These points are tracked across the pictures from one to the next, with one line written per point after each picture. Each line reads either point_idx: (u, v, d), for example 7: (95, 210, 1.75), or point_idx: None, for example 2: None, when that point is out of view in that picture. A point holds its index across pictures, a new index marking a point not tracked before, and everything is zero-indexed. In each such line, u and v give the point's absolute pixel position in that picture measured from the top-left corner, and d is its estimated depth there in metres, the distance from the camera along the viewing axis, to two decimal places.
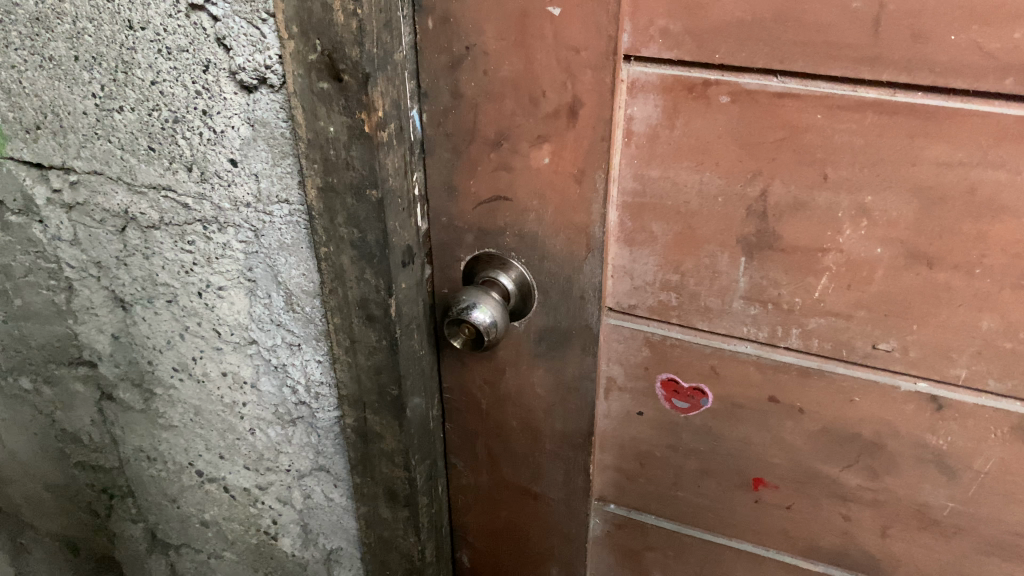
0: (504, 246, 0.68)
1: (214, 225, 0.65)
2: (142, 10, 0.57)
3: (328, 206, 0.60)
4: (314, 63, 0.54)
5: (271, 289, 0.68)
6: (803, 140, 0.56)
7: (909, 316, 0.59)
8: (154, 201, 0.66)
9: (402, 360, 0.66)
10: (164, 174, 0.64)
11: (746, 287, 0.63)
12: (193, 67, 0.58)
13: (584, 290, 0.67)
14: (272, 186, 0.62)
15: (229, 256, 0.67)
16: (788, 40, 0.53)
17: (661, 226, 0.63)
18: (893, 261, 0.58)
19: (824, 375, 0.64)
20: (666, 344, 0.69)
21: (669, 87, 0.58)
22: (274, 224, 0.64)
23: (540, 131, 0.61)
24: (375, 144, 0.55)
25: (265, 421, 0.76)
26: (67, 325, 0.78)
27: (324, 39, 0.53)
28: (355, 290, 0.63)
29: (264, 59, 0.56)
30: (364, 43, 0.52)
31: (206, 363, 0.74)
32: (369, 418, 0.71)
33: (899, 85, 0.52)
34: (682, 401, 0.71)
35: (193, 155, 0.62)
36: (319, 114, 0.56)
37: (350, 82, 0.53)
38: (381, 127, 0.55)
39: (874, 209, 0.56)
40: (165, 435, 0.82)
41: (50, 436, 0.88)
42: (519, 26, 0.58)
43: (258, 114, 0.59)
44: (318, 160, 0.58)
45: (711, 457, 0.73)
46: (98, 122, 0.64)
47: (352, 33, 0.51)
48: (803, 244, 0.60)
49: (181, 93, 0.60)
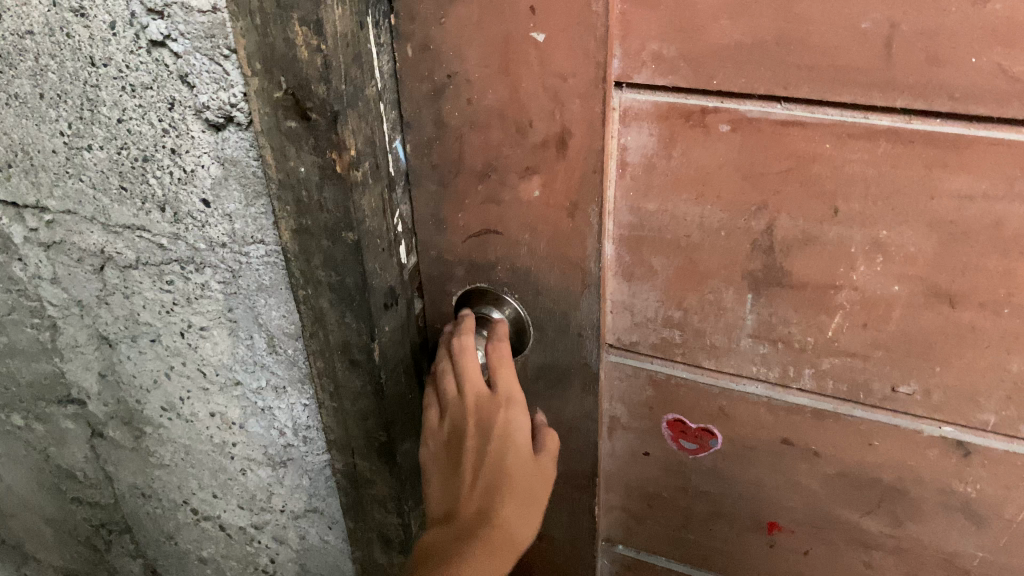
0: (497, 281, 0.64)
1: (191, 265, 0.62)
2: (102, 46, 0.54)
3: (304, 247, 0.56)
4: (279, 101, 0.50)
5: (252, 330, 0.64)
6: (811, 171, 0.52)
7: (931, 356, 0.55)
8: (129, 240, 0.63)
9: (389, 405, 0.63)
10: (137, 215, 0.61)
11: (754, 324, 0.59)
12: (158, 104, 0.55)
13: (582, 327, 0.63)
14: (246, 227, 0.59)
15: (209, 297, 0.64)
16: (792, 64, 0.48)
17: (661, 260, 0.59)
18: (912, 298, 0.53)
19: (841, 418, 0.60)
20: (671, 382, 0.64)
21: (664, 115, 0.54)
22: (251, 265, 0.61)
23: (529, 162, 0.57)
24: (349, 185, 0.52)
25: (255, 462, 0.73)
26: (53, 363, 0.76)
27: (289, 76, 0.49)
28: (337, 333, 0.60)
29: (230, 96, 0.53)
30: (331, 80, 0.48)
31: (194, 403, 0.72)
32: (360, 464, 0.68)
33: (913, 112, 0.47)
34: (690, 442, 0.67)
35: (165, 196, 0.59)
36: (289, 154, 0.53)
37: (318, 120, 0.50)
38: (354, 167, 0.51)
39: (890, 244, 0.52)
40: (157, 473, 0.79)
41: (46, 471, 0.86)
42: (503, 52, 0.54)
43: (228, 153, 0.55)
44: (291, 201, 0.55)
45: (722, 499, 0.68)
46: (68, 160, 0.61)
47: (317, 70, 0.48)
48: (814, 281, 0.55)
49: (148, 132, 0.56)
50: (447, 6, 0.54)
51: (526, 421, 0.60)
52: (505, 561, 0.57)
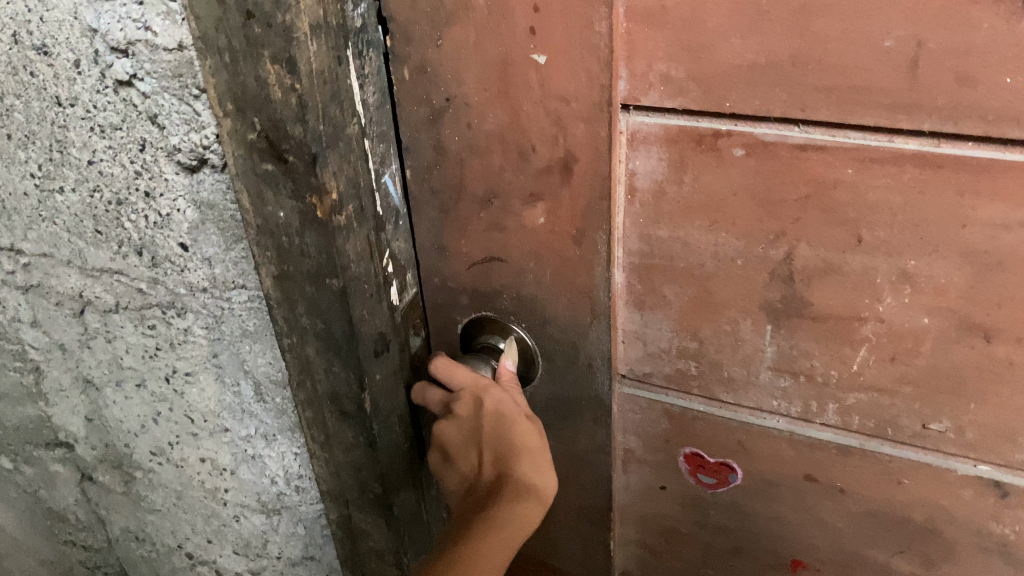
0: (502, 309, 0.61)
1: (172, 310, 0.61)
2: (69, 86, 0.52)
3: (287, 293, 0.55)
4: (254, 142, 0.48)
5: (238, 376, 0.63)
6: (831, 197, 0.48)
7: (964, 393, 0.51)
8: (107, 285, 0.61)
9: (382, 456, 0.61)
10: (114, 258, 0.59)
11: (774, 357, 0.55)
12: (129, 146, 0.53)
13: (592, 358, 0.60)
14: (227, 271, 0.57)
15: (193, 341, 0.62)
16: (808, 84, 0.45)
17: (674, 289, 0.56)
18: (942, 332, 0.50)
19: (867, 454, 0.56)
20: (687, 415, 0.61)
21: (674, 139, 0.51)
22: (234, 311, 0.59)
23: (532, 188, 0.55)
24: (331, 230, 0.49)
25: (248, 509, 0.72)
26: (39, 406, 0.74)
27: (262, 116, 0.46)
28: (326, 383, 0.58)
29: (201, 137, 0.51)
30: (307, 120, 0.45)
31: (183, 449, 0.70)
32: (355, 514, 0.67)
33: (943, 134, 0.44)
34: (708, 476, 0.63)
35: (141, 239, 0.57)
36: (267, 198, 0.50)
37: (296, 162, 0.47)
38: (335, 212, 0.49)
39: (918, 275, 0.49)
40: (150, 518, 0.78)
41: (38, 513, 0.85)
42: (502, 74, 0.51)
43: (204, 195, 0.54)
44: (271, 246, 0.53)
45: (742, 536, 0.65)
46: (41, 203, 0.59)
47: (292, 110, 0.45)
48: (837, 312, 0.52)
49: (120, 173, 0.54)
50: (443, 27, 0.51)
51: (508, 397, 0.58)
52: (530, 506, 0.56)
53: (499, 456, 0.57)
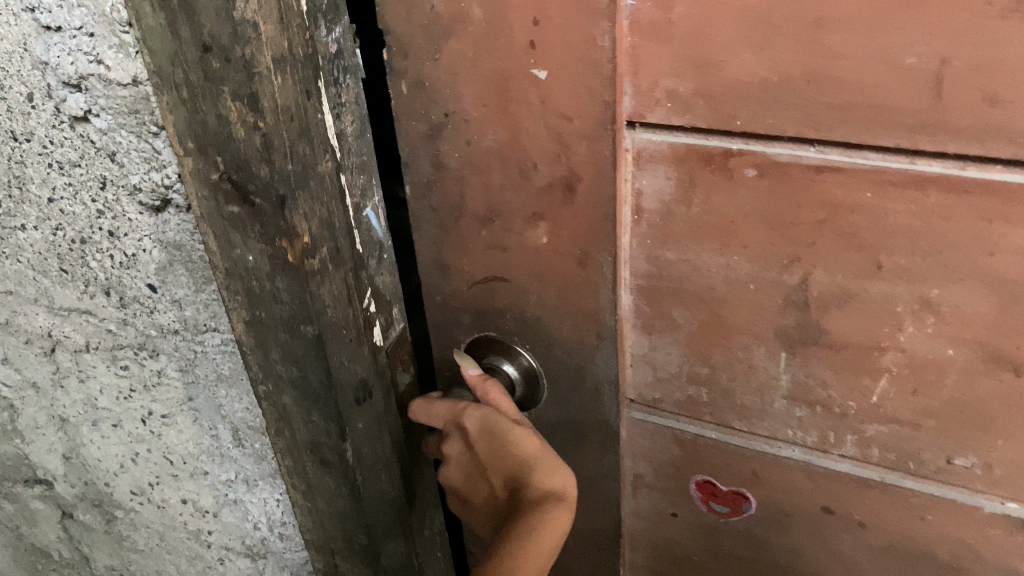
0: (505, 330, 0.59)
1: (145, 352, 0.62)
2: (24, 121, 0.52)
3: (262, 340, 0.54)
4: (218, 182, 0.47)
5: (215, 420, 0.65)
6: (848, 221, 0.45)
7: (991, 427, 0.48)
8: (76, 324, 0.63)
9: (365, 505, 0.61)
10: (82, 298, 0.60)
11: (789, 385, 0.52)
12: (89, 184, 0.53)
13: (599, 382, 0.58)
14: (198, 314, 0.58)
15: (168, 383, 0.63)
16: (822, 103, 0.43)
17: (683, 313, 0.53)
18: (968, 364, 0.47)
19: (887, 487, 0.53)
20: (698, 442, 0.58)
21: (682, 157, 0.48)
22: (208, 355, 0.60)
23: (534, 208, 0.52)
24: (304, 275, 0.48)
25: (233, 552, 0.76)
26: (16, 444, 0.76)
27: (226, 156, 0.45)
28: (305, 431, 0.58)
29: (162, 177, 0.51)
30: (274, 159, 0.44)
31: (164, 489, 0.73)
32: (341, 564, 0.68)
33: (968, 157, 0.41)
34: (720, 504, 0.61)
35: (109, 280, 0.58)
36: (235, 242, 0.49)
37: (263, 205, 0.46)
38: (308, 255, 0.48)
39: (942, 304, 0.46)
40: (133, 557, 0.81)
41: (20, 548, 0.88)
42: (501, 89, 0.49)
43: (170, 237, 0.54)
44: (242, 291, 0.52)
45: (757, 566, 0.62)
46: (6, 241, 0.60)
47: (257, 149, 0.44)
48: (854, 341, 0.49)
49: (82, 213, 0.55)
50: (439, 41, 0.49)
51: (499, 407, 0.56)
52: (558, 512, 0.54)
53: (505, 472, 0.55)
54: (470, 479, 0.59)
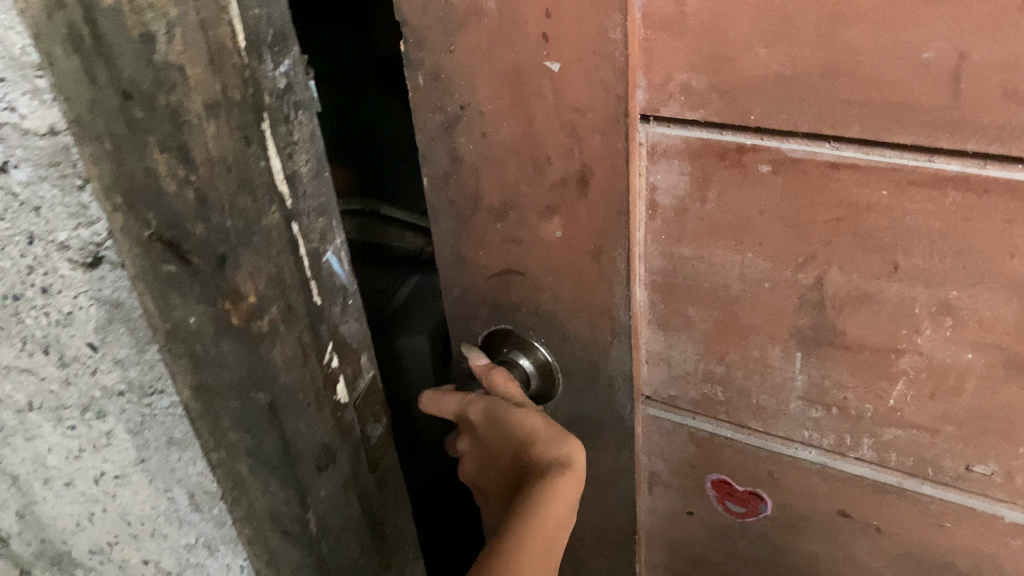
0: (521, 324, 0.59)
1: (90, 411, 0.61)
2: None
3: (211, 407, 0.61)
4: (150, 240, 0.50)
5: (167, 479, 0.67)
6: (866, 221, 0.44)
7: (1013, 436, 0.46)
8: (16, 383, 0.59)
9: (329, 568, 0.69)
10: (17, 356, 0.57)
11: (805, 386, 0.52)
12: (14, 238, 0.51)
13: (614, 378, 0.57)
14: (144, 372, 0.61)
15: (114, 443, 0.64)
16: (840, 98, 0.41)
17: (698, 311, 0.53)
18: (989, 369, 0.45)
19: (905, 493, 0.52)
20: (714, 441, 0.58)
21: (696, 153, 0.47)
22: (157, 414, 0.63)
23: (548, 202, 0.52)
24: (252, 335, 0.53)
25: None
26: None
27: (158, 213, 0.48)
28: (260, 493, 0.65)
29: (90, 233, 0.53)
30: (210, 219, 0.48)
31: (124, 550, 0.71)
32: None
33: (988, 156, 0.40)
34: (737, 505, 0.60)
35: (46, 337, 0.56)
36: (175, 303, 0.54)
37: (201, 264, 0.50)
38: (255, 314, 0.52)
39: (962, 307, 0.44)
40: None
41: None
42: (515, 82, 0.49)
43: (106, 292, 0.56)
44: (185, 356, 0.57)
45: (774, 568, 0.62)
46: None
47: (192, 206, 0.47)
48: (872, 343, 0.48)
49: (9, 269, 0.53)
50: (454, 33, 0.49)
51: (509, 393, 0.55)
52: (558, 480, 0.50)
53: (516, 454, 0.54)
54: (487, 469, 0.58)
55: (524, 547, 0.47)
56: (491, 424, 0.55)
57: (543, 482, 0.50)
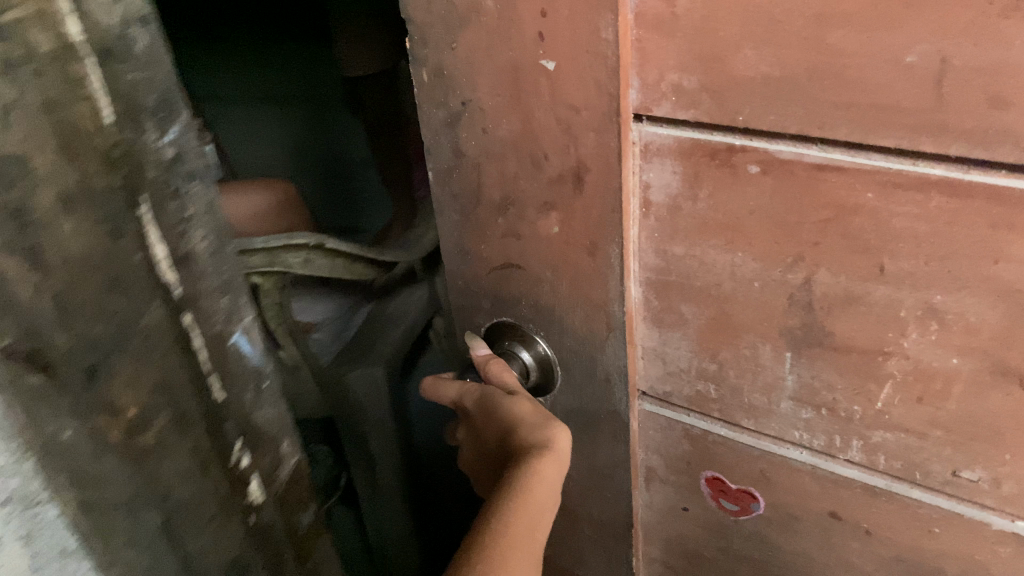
0: (521, 317, 0.60)
1: None
2: None
3: (228, 544, 0.40)
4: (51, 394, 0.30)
5: None
6: (853, 223, 0.45)
7: (1001, 442, 0.46)
8: None
9: None
10: None
11: (796, 386, 0.52)
12: None
13: (610, 373, 0.58)
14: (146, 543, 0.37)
15: None
16: (826, 100, 0.42)
17: (691, 308, 0.53)
18: (976, 375, 0.45)
19: (895, 497, 0.52)
20: (708, 439, 0.59)
21: (688, 152, 0.48)
22: None
23: (546, 197, 0.53)
24: (231, 457, 0.40)
25: None
26: None
27: (53, 344, 0.29)
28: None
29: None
30: (126, 342, 0.32)
31: None
32: None
33: (971, 160, 0.40)
34: (730, 503, 0.61)
35: None
36: (167, 429, 0.35)
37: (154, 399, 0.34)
38: (220, 418, 0.39)
39: (948, 311, 0.44)
40: None
41: None
42: (514, 80, 0.50)
43: (49, 514, 0.32)
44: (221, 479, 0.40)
45: (767, 568, 0.62)
46: None
47: (81, 318, 0.30)
48: (860, 345, 0.48)
49: None
50: (456, 31, 0.50)
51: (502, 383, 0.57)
52: (540, 465, 0.52)
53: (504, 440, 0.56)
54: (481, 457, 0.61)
55: (503, 529, 0.49)
56: (484, 411, 0.57)
57: (520, 469, 0.52)
